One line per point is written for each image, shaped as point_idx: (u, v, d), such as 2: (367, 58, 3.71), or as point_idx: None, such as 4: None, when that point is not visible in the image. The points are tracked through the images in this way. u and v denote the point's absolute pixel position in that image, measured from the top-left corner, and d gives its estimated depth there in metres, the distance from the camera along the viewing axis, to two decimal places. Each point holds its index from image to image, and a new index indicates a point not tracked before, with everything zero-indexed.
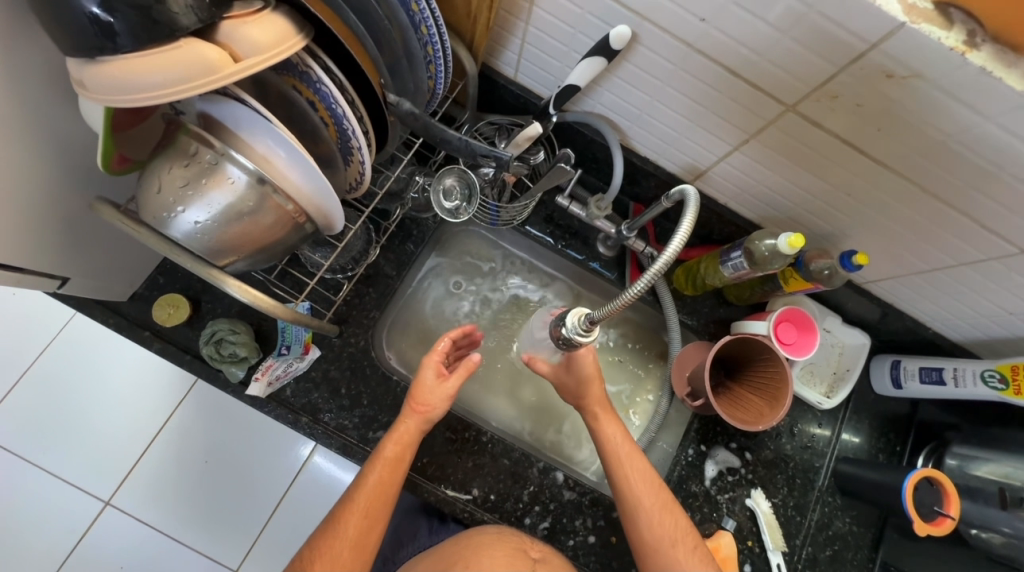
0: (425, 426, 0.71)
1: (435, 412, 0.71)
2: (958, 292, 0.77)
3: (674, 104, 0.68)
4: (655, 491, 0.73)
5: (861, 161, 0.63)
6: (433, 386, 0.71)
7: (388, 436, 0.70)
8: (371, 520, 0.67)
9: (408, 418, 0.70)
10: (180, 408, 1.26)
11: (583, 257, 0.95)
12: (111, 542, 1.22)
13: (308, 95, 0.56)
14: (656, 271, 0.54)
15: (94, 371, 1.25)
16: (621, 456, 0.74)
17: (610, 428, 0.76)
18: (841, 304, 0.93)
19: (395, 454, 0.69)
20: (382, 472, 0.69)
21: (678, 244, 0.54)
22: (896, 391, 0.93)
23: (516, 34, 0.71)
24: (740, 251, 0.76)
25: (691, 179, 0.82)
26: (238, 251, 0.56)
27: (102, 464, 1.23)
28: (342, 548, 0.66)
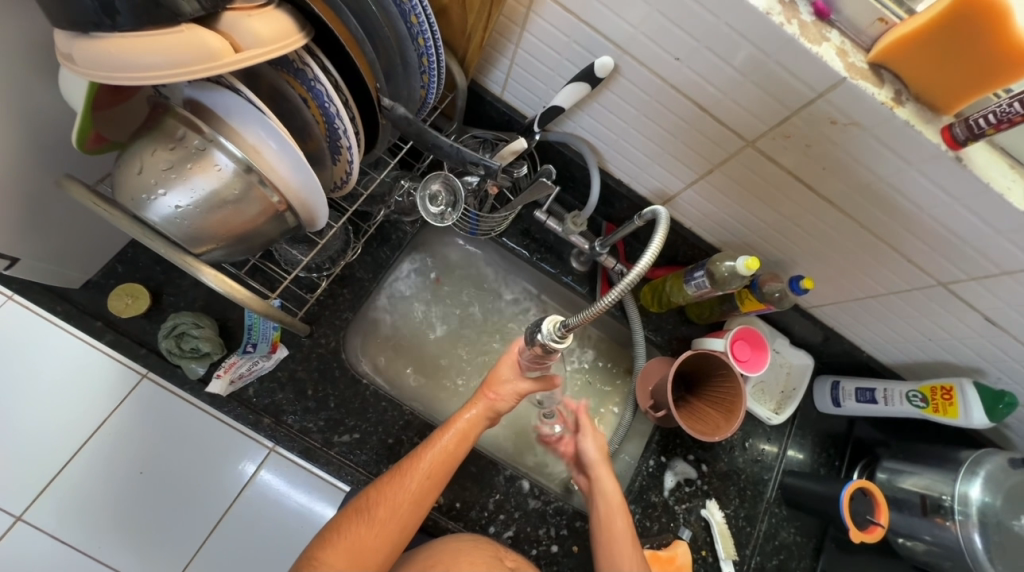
0: (490, 412, 0.75)
1: (502, 401, 0.75)
2: (888, 319, 0.86)
3: (649, 133, 0.74)
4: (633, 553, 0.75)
5: (809, 196, 0.70)
6: (515, 379, 0.75)
7: (462, 416, 0.74)
8: (432, 483, 0.71)
9: (478, 401, 0.75)
10: (116, 413, 1.17)
11: (556, 271, 0.98)
12: (21, 561, 1.10)
13: (301, 91, 0.57)
14: (626, 284, 0.59)
15: (21, 368, 1.15)
16: (608, 548, 0.76)
17: (620, 522, 0.77)
18: (789, 327, 1.02)
19: (466, 427, 0.74)
20: (451, 443, 0.73)
21: (648, 260, 0.58)
22: (835, 408, 1.01)
23: (506, 55, 0.75)
24: (703, 271, 0.82)
25: (660, 203, 0.88)
26: (217, 239, 0.55)
27: (20, 473, 1.12)
28: (403, 502, 0.70)
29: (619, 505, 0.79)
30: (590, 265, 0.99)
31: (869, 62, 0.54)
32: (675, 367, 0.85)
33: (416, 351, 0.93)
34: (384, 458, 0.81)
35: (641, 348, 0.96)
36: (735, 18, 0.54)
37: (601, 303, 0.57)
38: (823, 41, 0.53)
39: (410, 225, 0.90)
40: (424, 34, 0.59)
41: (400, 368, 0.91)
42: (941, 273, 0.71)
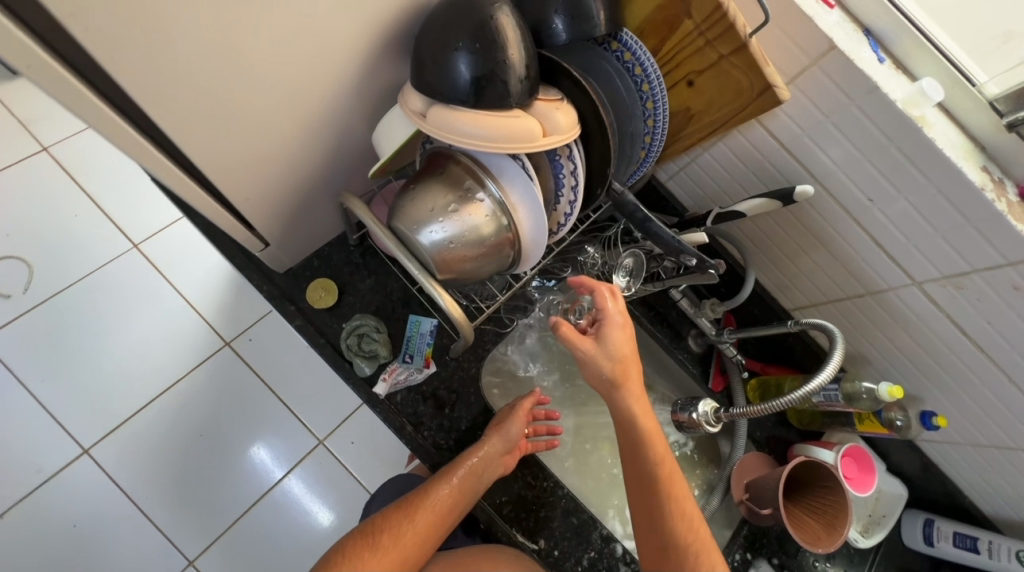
0: (501, 448, 0.80)
1: (507, 436, 0.81)
2: (1006, 472, 0.87)
3: (810, 249, 0.82)
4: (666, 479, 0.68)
5: (962, 341, 0.75)
6: (518, 417, 0.83)
7: (475, 450, 0.77)
8: (441, 517, 0.72)
9: (491, 436, 0.80)
10: (196, 369, 1.40)
11: (672, 344, 1.04)
12: (77, 490, 1.27)
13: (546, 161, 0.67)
14: (796, 396, 0.73)
15: (118, 315, 1.40)
16: (645, 483, 0.69)
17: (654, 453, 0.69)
18: (889, 453, 1.03)
19: (479, 464, 0.77)
20: (462, 480, 0.75)
21: (826, 376, 0.71)
22: (926, 547, 1.00)
23: (690, 153, 0.85)
24: (837, 384, 0.84)
25: (792, 307, 0.94)
26: (456, 272, 0.64)
27: (102, 411, 1.33)
28: (410, 533, 0.69)
29: (649, 435, 0.69)
30: (704, 348, 1.05)
31: None
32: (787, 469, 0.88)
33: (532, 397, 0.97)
34: (499, 488, 0.86)
35: (741, 439, 1.00)
36: (946, 183, 0.61)
37: (771, 405, 0.74)
38: None
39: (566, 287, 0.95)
40: (654, 135, 0.71)
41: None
42: None
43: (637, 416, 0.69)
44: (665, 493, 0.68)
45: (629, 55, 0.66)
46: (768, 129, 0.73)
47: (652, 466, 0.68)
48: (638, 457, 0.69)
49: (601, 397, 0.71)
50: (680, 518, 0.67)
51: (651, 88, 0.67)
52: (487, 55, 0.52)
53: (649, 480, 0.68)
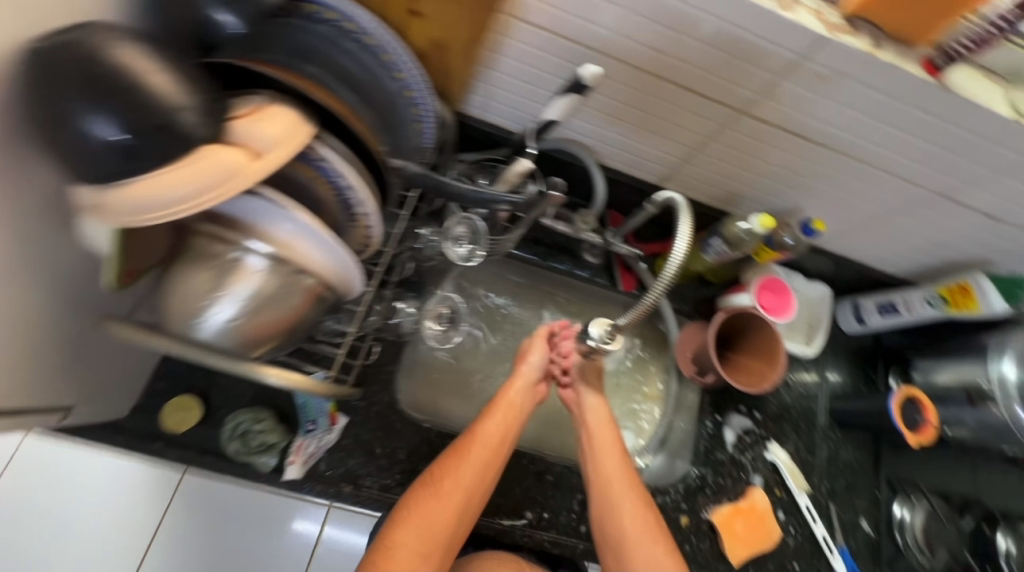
0: (531, 382, 0.82)
1: (530, 369, 0.83)
2: (895, 237, 0.90)
3: (640, 123, 0.77)
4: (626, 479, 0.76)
5: (805, 145, 0.73)
6: (540, 346, 0.84)
7: (510, 384, 0.81)
8: (493, 452, 0.75)
9: (518, 376, 0.82)
10: (167, 516, 0.97)
11: (573, 268, 1.01)
12: None
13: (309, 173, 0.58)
14: (670, 273, 0.61)
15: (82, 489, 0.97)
16: (602, 480, 0.76)
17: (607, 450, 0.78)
18: (802, 263, 1.06)
19: (513, 399, 0.80)
20: (505, 415, 0.78)
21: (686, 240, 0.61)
22: (861, 327, 1.05)
23: (482, 80, 0.76)
24: (718, 238, 0.84)
25: (659, 181, 0.91)
26: (270, 339, 0.57)
27: None
28: (465, 473, 0.72)
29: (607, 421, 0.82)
30: (603, 256, 1.02)
31: (844, 16, 0.58)
32: (714, 331, 0.90)
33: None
34: None
35: (672, 321, 1.01)
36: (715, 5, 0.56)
37: (646, 301, 0.64)
38: (796, 7, 0.56)
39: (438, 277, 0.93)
40: (414, 87, 0.62)
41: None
42: (939, 185, 0.74)
43: (602, 418, 0.81)
44: (629, 494, 0.75)
45: (332, 14, 0.58)
46: (529, 21, 0.64)
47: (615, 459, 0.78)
48: (604, 456, 0.78)
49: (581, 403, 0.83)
50: (632, 522, 0.73)
51: (378, 40, 0.58)
52: (122, 104, 0.41)
53: (617, 483, 0.76)
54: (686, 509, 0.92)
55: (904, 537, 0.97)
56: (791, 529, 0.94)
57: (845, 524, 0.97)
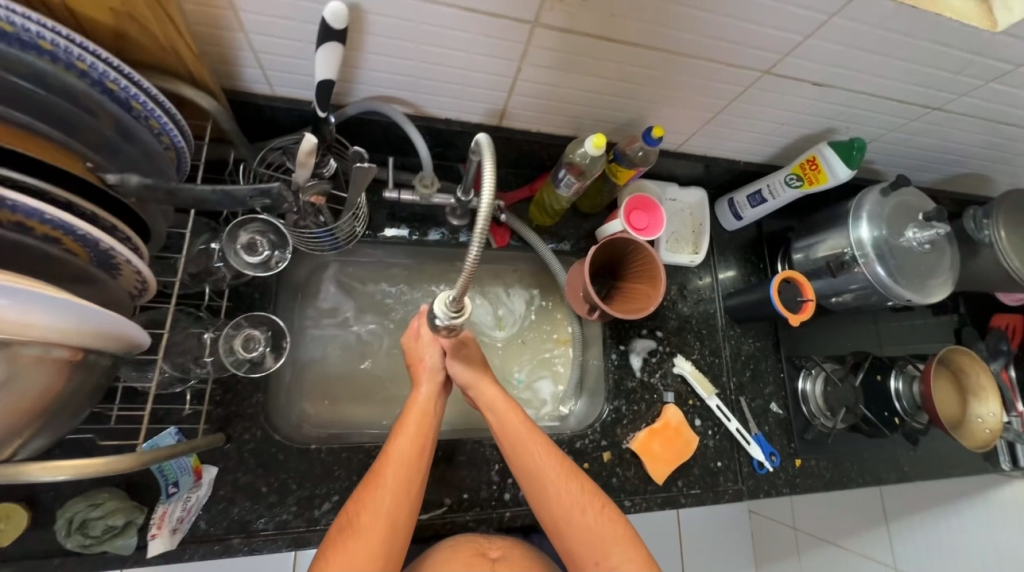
0: (438, 384, 0.77)
1: (432, 367, 0.77)
2: (746, 126, 0.87)
3: (439, 59, 0.68)
4: (552, 457, 0.74)
5: (618, 48, 0.66)
6: (433, 346, 0.78)
7: (415, 394, 0.75)
8: (409, 468, 0.68)
9: (423, 382, 0.77)
10: None
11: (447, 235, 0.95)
12: None
13: (8, 220, 0.45)
14: (483, 221, 0.51)
15: None
16: (527, 465, 0.74)
17: (523, 431, 0.76)
18: (672, 172, 1.04)
19: (424, 405, 0.75)
20: (417, 425, 0.72)
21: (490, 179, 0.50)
22: (739, 222, 1.05)
23: (241, 47, 0.64)
24: (564, 169, 0.79)
25: (497, 121, 0.83)
26: (21, 430, 0.46)
27: None
28: (386, 499, 0.65)
29: (511, 405, 0.78)
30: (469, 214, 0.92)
31: None
32: (586, 266, 0.87)
33: (365, 385, 0.93)
34: None
35: (556, 263, 0.95)
36: None
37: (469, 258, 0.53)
38: None
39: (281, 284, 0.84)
40: (111, 75, 0.48)
41: (356, 407, 0.91)
42: (763, 62, 0.70)
43: (508, 407, 0.77)
44: (556, 475, 0.73)
45: None
46: None
47: (535, 438, 0.75)
48: (525, 439, 0.75)
49: (483, 400, 0.78)
50: (560, 501, 0.72)
51: (14, 22, 0.42)
52: None
53: (542, 470, 0.73)
54: (608, 444, 0.92)
55: (809, 406, 1.04)
56: (709, 431, 0.98)
57: (756, 412, 1.02)
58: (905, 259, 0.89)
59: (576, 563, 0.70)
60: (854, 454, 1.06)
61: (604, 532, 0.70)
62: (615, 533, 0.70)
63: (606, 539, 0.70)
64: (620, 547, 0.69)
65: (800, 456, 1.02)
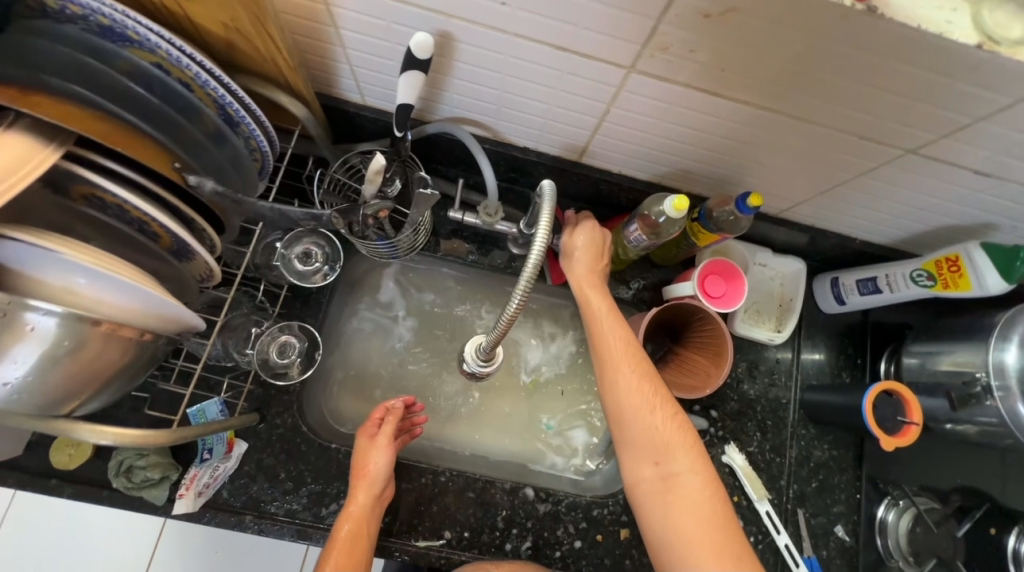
0: (375, 490, 0.72)
1: (374, 477, 0.72)
2: (870, 205, 0.73)
3: (524, 91, 0.64)
4: (632, 353, 0.67)
5: (724, 104, 0.58)
6: (381, 449, 0.74)
7: (347, 509, 0.70)
8: None
9: (358, 490, 0.71)
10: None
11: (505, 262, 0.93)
12: None
13: (113, 202, 0.51)
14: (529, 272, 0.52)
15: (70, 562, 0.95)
16: (605, 352, 0.67)
17: (608, 322, 0.69)
18: (768, 236, 0.91)
19: (356, 523, 0.69)
20: (347, 548, 0.67)
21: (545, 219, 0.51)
22: (840, 306, 0.89)
23: (339, 59, 0.66)
24: (636, 223, 0.72)
25: (576, 157, 0.78)
26: (80, 393, 0.51)
27: None
28: None
29: (601, 288, 0.71)
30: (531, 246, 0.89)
31: None
32: (644, 323, 0.78)
33: None
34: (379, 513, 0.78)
35: None
36: None
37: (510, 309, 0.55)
38: None
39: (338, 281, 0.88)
40: (209, 84, 0.53)
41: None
42: (908, 140, 0.57)
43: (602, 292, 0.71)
44: (627, 365, 0.66)
45: (76, 7, 0.46)
46: None
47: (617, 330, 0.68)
48: (608, 331, 0.68)
49: (573, 281, 0.72)
50: (629, 395, 0.65)
51: (139, 33, 0.48)
52: None
53: (619, 359, 0.66)
54: (628, 521, 0.84)
55: (886, 541, 0.86)
56: (751, 538, 0.85)
57: (814, 531, 0.87)
58: None
59: (631, 461, 0.64)
60: None
61: (671, 434, 0.63)
62: (684, 439, 0.63)
63: (673, 442, 0.63)
64: (688, 453, 0.62)
65: None
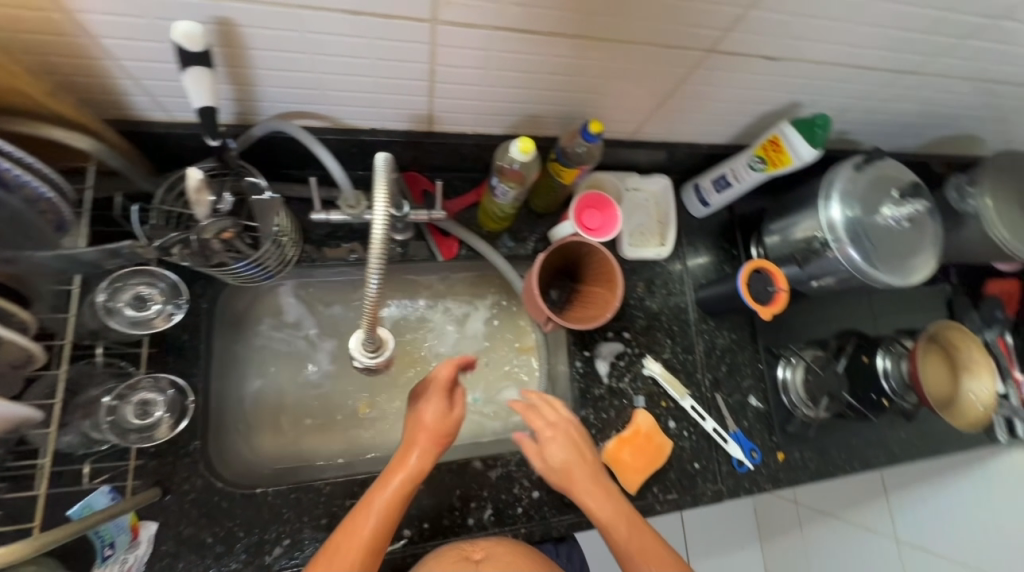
0: (439, 440, 0.69)
1: (445, 422, 0.70)
2: (700, 108, 0.80)
3: (339, 68, 0.61)
4: (624, 513, 0.73)
5: (537, 39, 0.59)
6: (446, 397, 0.71)
7: (411, 445, 0.68)
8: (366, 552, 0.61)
9: (422, 436, 0.69)
10: None
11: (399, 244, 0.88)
12: None
13: None
14: (377, 251, 0.50)
15: None
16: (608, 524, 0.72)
17: (597, 495, 0.74)
18: (631, 161, 0.96)
19: (416, 466, 0.67)
20: (399, 487, 0.65)
21: (383, 177, 0.50)
22: (706, 208, 0.98)
23: (115, 75, 0.57)
24: (496, 177, 0.72)
25: (426, 126, 0.76)
26: None
27: None
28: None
29: (574, 439, 0.76)
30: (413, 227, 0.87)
31: None
32: (536, 268, 0.80)
33: (318, 415, 0.89)
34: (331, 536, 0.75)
35: (510, 270, 0.88)
36: None
37: (372, 288, 0.52)
38: None
39: (210, 318, 0.79)
40: None
41: (309, 438, 0.88)
42: (705, 40, 0.62)
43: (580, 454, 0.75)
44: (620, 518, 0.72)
45: None
46: None
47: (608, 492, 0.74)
48: (593, 492, 0.74)
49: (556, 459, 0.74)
50: (632, 545, 0.71)
51: None
52: None
53: (613, 519, 0.72)
54: None
55: (789, 396, 0.99)
56: (684, 433, 0.94)
57: (733, 408, 0.97)
58: (883, 242, 0.82)
59: None
60: (841, 442, 1.02)
61: None
62: None
63: None
64: None
65: (782, 450, 0.97)
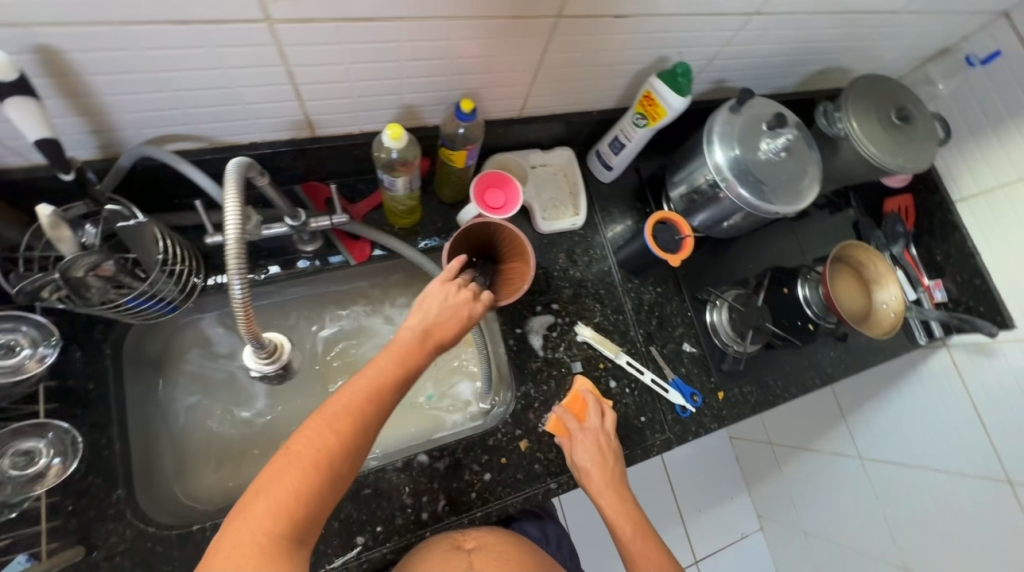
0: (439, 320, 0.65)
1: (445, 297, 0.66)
2: (576, 75, 0.83)
3: (191, 82, 0.60)
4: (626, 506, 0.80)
5: (384, 26, 0.60)
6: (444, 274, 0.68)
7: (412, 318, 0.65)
8: (359, 420, 0.57)
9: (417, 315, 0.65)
10: None
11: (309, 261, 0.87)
12: None
13: None
14: (234, 252, 0.52)
15: None
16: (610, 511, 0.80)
17: (605, 488, 0.81)
18: (530, 139, 0.99)
19: (411, 345, 0.63)
20: (395, 359, 0.62)
21: (233, 179, 0.53)
22: (611, 172, 1.01)
23: None
24: (380, 172, 0.73)
25: (308, 131, 0.76)
26: None
27: None
28: (314, 440, 0.55)
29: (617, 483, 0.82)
30: (320, 236, 0.86)
31: None
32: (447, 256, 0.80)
33: (257, 442, 0.87)
34: None
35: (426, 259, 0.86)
36: None
37: (237, 292, 0.53)
38: None
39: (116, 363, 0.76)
40: None
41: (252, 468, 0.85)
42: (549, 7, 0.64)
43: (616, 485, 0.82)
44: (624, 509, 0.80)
45: None
46: None
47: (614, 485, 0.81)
48: (601, 486, 0.81)
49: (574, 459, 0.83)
50: (627, 529, 0.79)
51: None
52: None
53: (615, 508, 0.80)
54: (523, 432, 0.89)
55: (720, 337, 1.04)
56: (626, 390, 0.96)
57: (670, 358, 1.01)
58: (766, 174, 0.86)
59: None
60: (776, 372, 1.07)
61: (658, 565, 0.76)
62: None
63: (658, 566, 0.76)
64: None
65: (721, 389, 1.01)
